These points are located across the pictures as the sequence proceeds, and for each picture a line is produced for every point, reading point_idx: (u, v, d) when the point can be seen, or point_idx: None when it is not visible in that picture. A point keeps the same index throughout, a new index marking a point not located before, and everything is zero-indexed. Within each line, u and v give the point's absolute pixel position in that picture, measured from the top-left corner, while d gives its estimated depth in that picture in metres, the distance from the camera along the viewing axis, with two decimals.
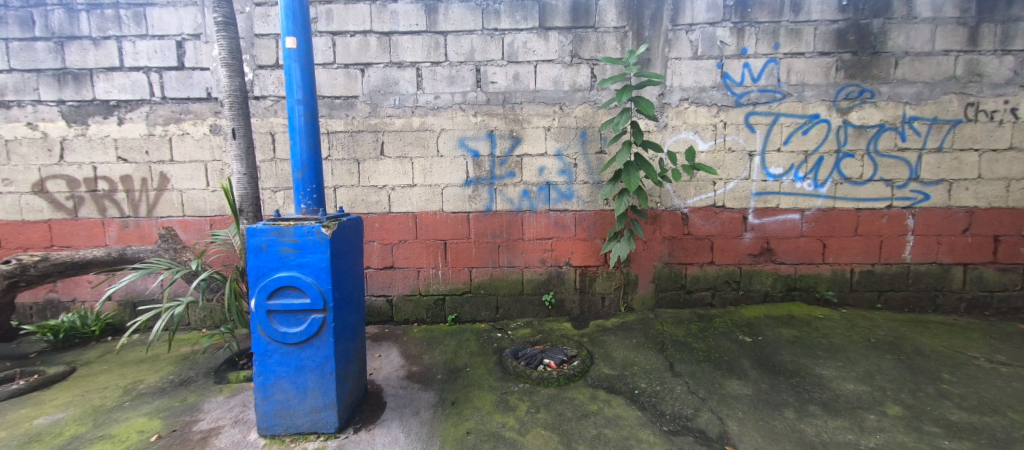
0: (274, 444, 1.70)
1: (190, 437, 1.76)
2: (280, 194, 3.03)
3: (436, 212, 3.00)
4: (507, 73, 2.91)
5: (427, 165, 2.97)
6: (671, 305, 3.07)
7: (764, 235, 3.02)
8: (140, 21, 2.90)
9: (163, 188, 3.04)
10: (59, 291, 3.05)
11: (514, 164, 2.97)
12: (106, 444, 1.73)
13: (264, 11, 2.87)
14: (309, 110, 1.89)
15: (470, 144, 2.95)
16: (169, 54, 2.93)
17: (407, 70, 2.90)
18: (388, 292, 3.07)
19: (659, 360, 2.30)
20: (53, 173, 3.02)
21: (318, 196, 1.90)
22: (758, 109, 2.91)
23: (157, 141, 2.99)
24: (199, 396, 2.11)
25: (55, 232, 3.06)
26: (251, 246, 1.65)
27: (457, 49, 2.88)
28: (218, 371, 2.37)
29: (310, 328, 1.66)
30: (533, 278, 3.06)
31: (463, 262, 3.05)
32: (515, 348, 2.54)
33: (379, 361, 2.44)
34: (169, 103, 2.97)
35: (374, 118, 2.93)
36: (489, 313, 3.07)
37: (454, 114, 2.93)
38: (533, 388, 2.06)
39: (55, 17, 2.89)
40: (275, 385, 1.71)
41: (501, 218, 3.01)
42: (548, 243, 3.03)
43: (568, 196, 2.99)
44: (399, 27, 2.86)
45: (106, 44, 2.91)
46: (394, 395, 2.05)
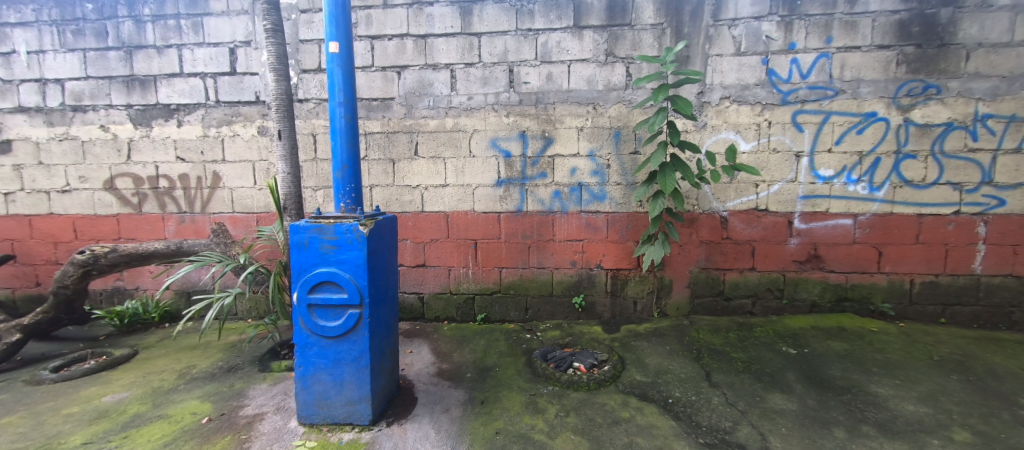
0: (313, 432, 1.77)
1: (237, 421, 1.86)
2: (320, 193, 3.16)
3: (467, 212, 3.03)
4: (540, 73, 2.89)
5: (459, 166, 3.00)
6: (708, 312, 2.96)
7: (812, 241, 2.84)
8: (198, 30, 3.11)
9: (216, 186, 3.25)
10: (124, 280, 3.32)
11: (546, 165, 2.95)
12: (164, 424, 1.87)
13: (309, 17, 3.01)
14: (349, 112, 1.95)
15: (502, 144, 2.96)
16: (222, 60, 3.12)
17: (442, 72, 2.95)
18: (420, 289, 3.13)
19: (695, 369, 2.21)
20: (121, 171, 3.29)
21: (356, 195, 1.96)
22: (807, 107, 2.75)
23: (211, 142, 3.20)
24: (245, 382, 2.24)
25: (122, 225, 3.34)
26: (294, 242, 1.73)
27: (491, 50, 2.90)
28: (262, 360, 2.50)
29: (347, 323, 1.72)
30: (563, 280, 3.03)
31: (493, 262, 3.06)
32: (545, 350, 2.52)
33: (410, 357, 2.50)
34: (222, 106, 3.17)
35: (410, 119, 3.00)
36: (518, 314, 3.07)
37: (486, 115, 2.95)
38: (563, 391, 2.04)
39: (125, 28, 3.15)
40: (314, 376, 1.78)
41: (532, 219, 3.00)
42: (579, 245, 2.99)
43: (600, 198, 2.94)
44: (434, 29, 2.91)
45: (168, 52, 3.14)
46: (425, 391, 2.09)
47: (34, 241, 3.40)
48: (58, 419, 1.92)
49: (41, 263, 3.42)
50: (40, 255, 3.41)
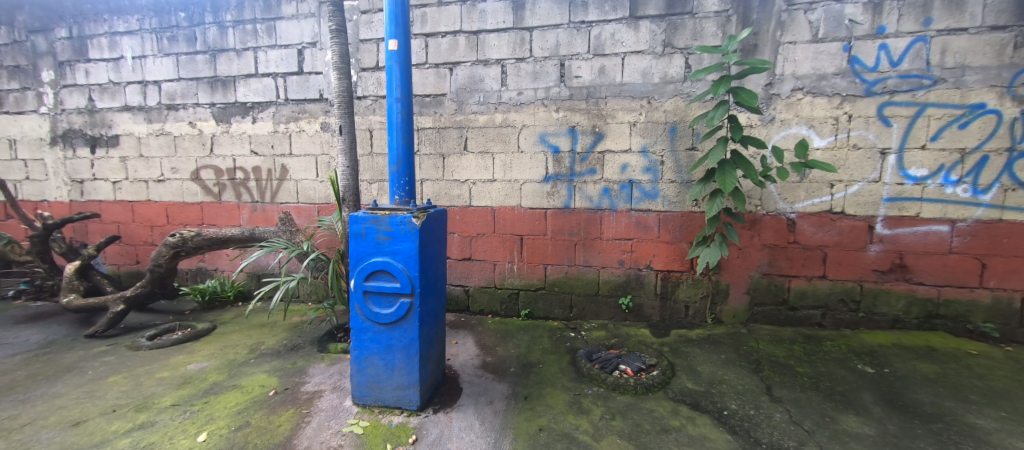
0: (366, 412, 1.87)
1: (299, 396, 2.01)
2: (375, 186, 3.31)
3: (514, 208, 3.03)
4: (592, 67, 2.82)
5: (508, 161, 3.01)
6: (769, 322, 2.75)
7: (897, 249, 2.54)
8: (271, 33, 3.36)
9: (283, 178, 3.51)
10: (206, 261, 3.70)
11: (595, 161, 2.88)
12: (237, 393, 2.06)
13: (368, 18, 3.15)
14: (405, 107, 2.02)
15: (551, 140, 2.93)
16: (292, 61, 3.36)
17: (493, 68, 2.97)
18: (466, 282, 3.20)
19: (753, 381, 2.06)
20: (205, 164, 3.65)
21: (409, 188, 2.02)
22: (897, 98, 2.45)
23: (280, 137, 3.46)
24: (306, 361, 2.41)
25: (205, 212, 3.71)
26: (352, 232, 1.82)
27: (543, 44, 2.87)
28: (320, 341, 2.67)
29: (399, 311, 1.78)
30: (610, 279, 2.95)
31: (539, 258, 3.05)
32: (590, 349, 2.47)
33: (456, 348, 2.56)
34: (290, 104, 3.41)
35: (460, 115, 3.05)
36: (562, 312, 3.04)
37: (536, 110, 2.93)
38: (608, 394, 1.99)
39: (210, 33, 3.47)
40: (367, 360, 1.87)
41: (579, 216, 2.95)
42: (627, 244, 2.90)
43: (652, 196, 2.82)
44: (487, 25, 2.93)
45: (246, 55, 3.43)
46: (470, 382, 2.13)
47: (135, 224, 3.88)
48: (152, 382, 2.18)
49: (140, 244, 3.90)
50: (140, 236, 3.89)
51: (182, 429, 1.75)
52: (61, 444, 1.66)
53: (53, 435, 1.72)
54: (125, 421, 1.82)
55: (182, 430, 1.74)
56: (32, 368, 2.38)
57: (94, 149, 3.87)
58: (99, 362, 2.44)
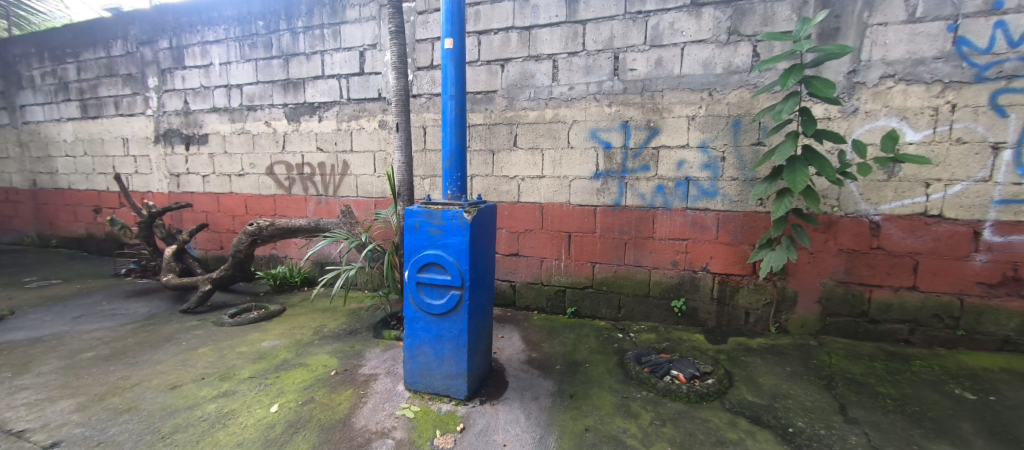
0: (417, 398, 1.95)
1: (357, 378, 2.15)
2: (428, 181, 3.44)
3: (563, 204, 3.01)
4: (648, 58, 2.71)
5: (557, 157, 2.98)
6: (843, 335, 2.50)
7: (1010, 259, 2.20)
8: (337, 37, 3.58)
9: (345, 173, 3.74)
10: (278, 249, 4.05)
11: (649, 157, 2.77)
12: (304, 370, 2.24)
13: (424, 18, 3.26)
14: (459, 104, 2.06)
15: (602, 135, 2.86)
16: (354, 63, 3.56)
17: (544, 63, 2.95)
18: (513, 278, 3.23)
19: (824, 399, 1.89)
20: (278, 159, 3.99)
21: (461, 183, 2.07)
22: (1016, 84, 2.10)
23: (343, 135, 3.69)
24: (363, 345, 2.57)
25: (277, 204, 4.06)
26: (407, 224, 1.90)
27: (596, 37, 2.80)
28: (375, 328, 2.83)
29: (449, 303, 1.84)
30: (662, 281, 2.83)
31: (586, 256, 3.00)
32: (638, 352, 2.40)
33: (502, 342, 2.60)
34: (352, 103, 3.62)
35: (510, 111, 3.07)
36: (610, 312, 2.97)
37: (587, 105, 2.87)
38: (658, 399, 1.92)
39: (284, 39, 3.77)
40: (419, 348, 1.95)
41: (630, 214, 2.85)
42: (682, 245, 2.76)
43: (711, 194, 2.65)
44: (539, 20, 2.92)
45: (314, 58, 3.69)
46: (516, 377, 2.15)
47: (220, 214, 4.34)
48: (233, 355, 2.43)
49: (224, 231, 4.36)
50: (224, 225, 4.34)
51: (257, 399, 1.94)
52: (162, 404, 1.91)
53: (156, 395, 1.98)
54: (212, 389, 2.05)
55: (257, 400, 1.93)
56: (139, 336, 2.75)
57: (188, 146, 4.38)
58: (191, 335, 2.77)
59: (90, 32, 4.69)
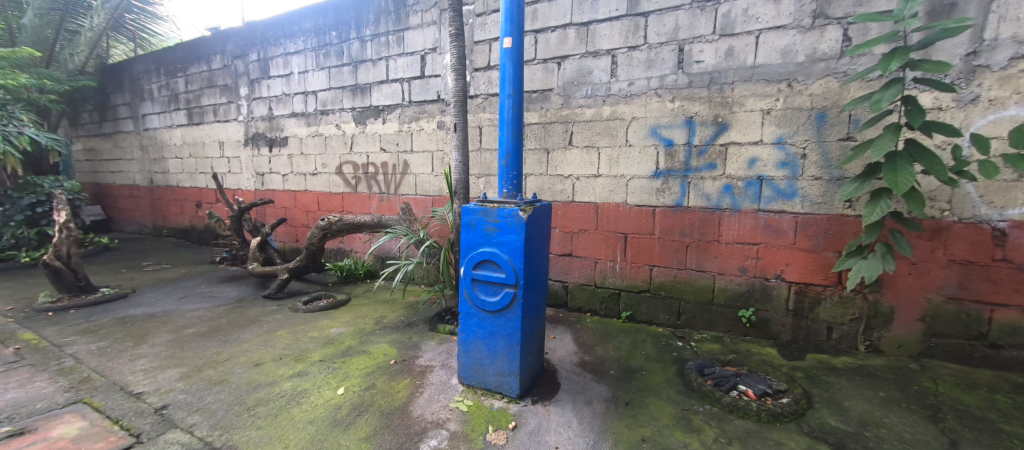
0: (470, 392, 1.99)
1: (414, 368, 2.24)
2: (483, 180, 3.50)
3: (619, 205, 2.91)
4: (717, 49, 2.53)
5: (614, 156, 2.89)
6: (952, 359, 2.16)
7: None
8: (400, 43, 3.77)
9: (405, 172, 3.93)
10: (345, 243, 4.36)
11: (716, 155, 2.58)
12: (366, 357, 2.38)
13: (483, 20, 3.32)
14: (516, 103, 2.06)
15: (664, 132, 2.72)
16: (416, 66, 3.72)
17: (602, 59, 2.86)
18: (566, 278, 3.20)
19: (929, 432, 1.63)
20: (346, 160, 4.29)
21: (517, 182, 2.07)
22: None
23: (404, 136, 3.88)
24: (420, 337, 2.68)
25: (344, 201, 4.37)
26: (464, 222, 1.93)
27: (659, 29, 2.67)
28: (431, 321, 2.94)
29: (504, 300, 1.85)
30: (727, 288, 2.64)
31: (643, 259, 2.87)
32: (700, 362, 2.25)
33: (554, 342, 2.57)
34: (413, 105, 3.79)
35: (566, 109, 3.02)
36: (669, 318, 2.82)
37: (648, 101, 2.74)
38: (724, 415, 1.78)
39: (354, 48, 4.04)
40: (473, 343, 1.99)
41: (693, 215, 2.68)
42: (752, 249, 2.55)
43: (788, 195, 2.42)
44: (599, 15, 2.84)
45: (380, 64, 3.91)
46: (568, 379, 2.11)
47: (296, 210, 4.76)
48: (305, 339, 2.65)
49: (299, 225, 4.77)
50: (299, 220, 4.76)
51: (326, 381, 2.09)
52: (247, 379, 2.12)
53: (243, 371, 2.21)
54: (288, 368, 2.24)
55: (326, 382, 2.08)
56: (230, 317, 3.10)
57: (271, 148, 4.85)
58: (272, 318, 3.06)
59: (195, 49, 5.37)
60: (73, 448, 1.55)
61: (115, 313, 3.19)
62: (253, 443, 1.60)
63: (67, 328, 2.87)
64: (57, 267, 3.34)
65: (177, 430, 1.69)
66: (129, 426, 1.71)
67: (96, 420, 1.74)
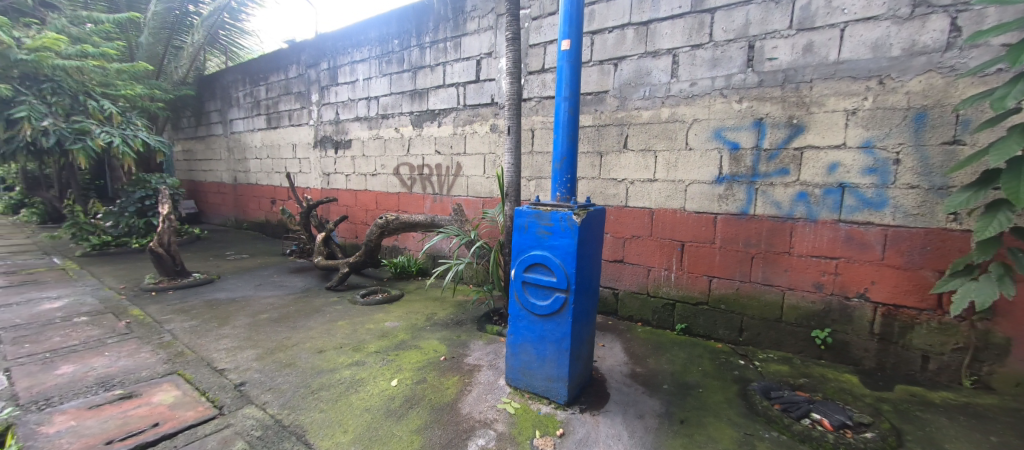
0: (517, 395, 1.99)
1: (463, 366, 2.28)
2: (533, 183, 3.50)
3: (676, 211, 2.77)
4: (793, 44, 2.33)
5: (672, 160, 2.76)
6: None
7: None
8: (458, 49, 3.89)
9: (458, 174, 4.04)
10: (399, 241, 4.57)
11: (789, 159, 2.37)
12: (417, 352, 2.47)
13: (539, 23, 3.33)
14: (572, 106, 2.04)
15: (729, 135, 2.55)
16: (471, 71, 3.81)
17: (662, 59, 2.75)
18: (616, 285, 3.11)
19: None
20: (403, 162, 4.50)
21: (571, 185, 2.04)
22: None
23: (458, 139, 3.98)
24: (468, 336, 2.73)
25: (400, 201, 4.58)
26: (517, 224, 1.94)
27: (726, 26, 2.52)
28: (479, 321, 2.99)
29: (554, 305, 1.83)
30: (798, 305, 2.42)
31: (702, 269, 2.71)
32: (766, 384, 2.07)
33: (603, 350, 2.50)
34: (468, 109, 3.88)
35: (622, 111, 2.94)
36: (729, 334, 2.64)
37: (712, 101, 2.59)
38: (793, 444, 1.62)
39: (414, 54, 4.23)
40: (521, 346, 1.99)
41: (760, 224, 2.49)
42: (830, 264, 2.31)
43: (875, 205, 2.16)
44: (659, 13, 2.73)
45: (437, 69, 4.05)
46: (618, 389, 2.04)
47: (357, 208, 5.06)
48: (363, 330, 2.80)
49: (359, 223, 5.07)
50: (359, 217, 5.06)
51: (381, 372, 2.19)
52: (312, 364, 2.29)
53: (308, 356, 2.39)
54: (347, 357, 2.39)
55: (381, 373, 2.19)
56: (297, 305, 3.36)
57: (337, 150, 5.21)
58: (334, 309, 3.28)
59: (275, 60, 5.91)
60: (170, 414, 1.75)
61: (204, 296, 3.58)
62: (316, 425, 1.71)
63: (166, 307, 3.27)
64: (160, 253, 3.83)
65: (252, 406, 1.85)
66: (213, 399, 1.90)
67: (187, 391, 1.96)
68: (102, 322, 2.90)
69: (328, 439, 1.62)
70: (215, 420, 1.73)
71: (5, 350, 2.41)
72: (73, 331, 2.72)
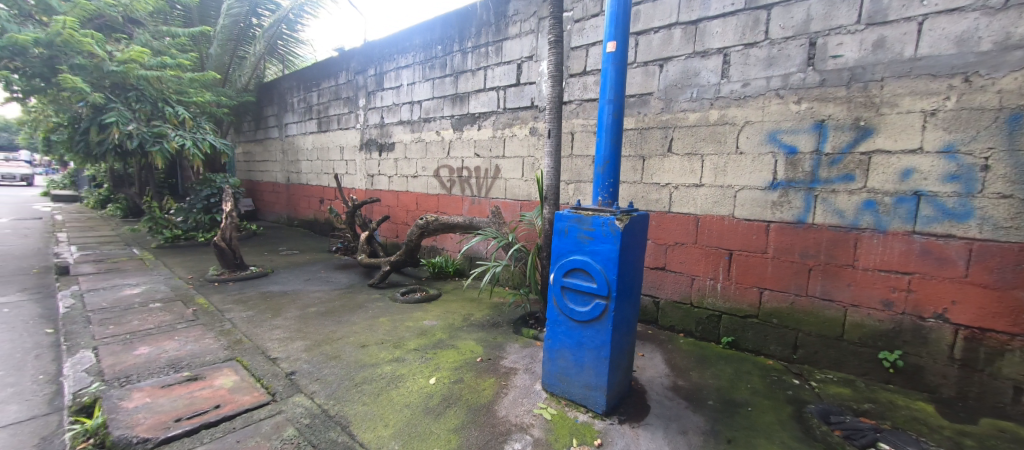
0: (554, 401, 1.96)
1: (499, 368, 2.29)
2: (572, 186, 3.46)
3: (724, 218, 2.64)
4: (861, 40, 2.15)
5: (721, 164, 2.63)
6: None
7: None
8: (499, 53, 3.93)
9: (496, 177, 4.07)
10: (438, 241, 4.68)
11: (854, 164, 2.20)
12: (454, 351, 2.51)
13: (582, 25, 3.30)
14: (617, 109, 2.00)
15: (785, 138, 2.40)
16: (512, 74, 3.84)
17: (712, 59, 2.64)
18: (658, 293, 3.00)
19: None
20: (443, 164, 4.60)
21: (613, 189, 2.00)
22: None
23: (498, 142, 4.02)
24: (504, 338, 2.74)
25: (440, 203, 4.69)
26: (557, 228, 1.92)
27: (784, 22, 2.37)
28: (515, 324, 2.99)
29: (594, 311, 1.79)
30: (863, 323, 2.22)
31: (751, 279, 2.57)
32: (824, 408, 1.92)
33: (643, 360, 2.42)
34: (508, 112, 3.91)
35: (667, 113, 2.85)
36: (781, 350, 2.47)
37: (766, 102, 2.45)
38: None
39: (456, 59, 4.33)
40: (559, 351, 1.96)
41: (819, 234, 2.32)
42: (901, 280, 2.10)
43: (958, 216, 1.95)
44: (709, 11, 2.63)
45: (479, 73, 4.12)
46: (659, 402, 1.96)
47: (398, 208, 5.24)
48: (402, 328, 2.88)
49: (400, 223, 5.24)
50: (400, 218, 5.23)
51: (420, 370, 2.24)
52: (355, 357, 2.38)
53: (352, 350, 2.49)
54: (388, 353, 2.46)
55: (420, 370, 2.24)
56: (342, 301, 3.52)
57: (381, 152, 5.42)
58: (375, 305, 3.40)
59: (327, 68, 6.25)
60: (229, 397, 1.89)
61: (259, 288, 3.84)
62: (359, 417, 1.78)
63: (227, 297, 3.53)
64: (222, 247, 4.15)
65: (301, 395, 1.96)
66: (267, 385, 2.03)
67: (245, 377, 2.10)
68: (173, 309, 3.17)
69: (370, 432, 1.68)
70: (268, 406, 1.84)
71: (94, 330, 2.70)
72: (149, 316, 3.00)
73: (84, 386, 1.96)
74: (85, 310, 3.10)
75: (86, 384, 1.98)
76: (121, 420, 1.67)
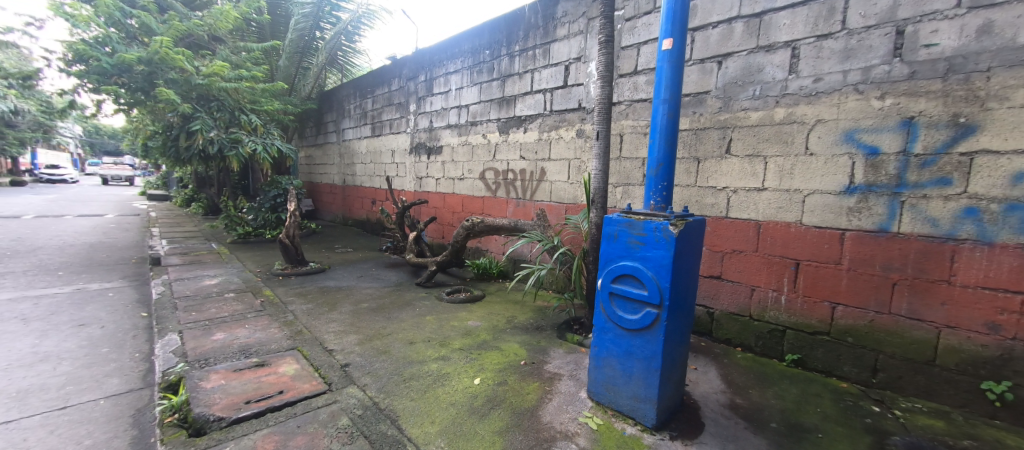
0: (600, 410, 1.90)
1: (543, 373, 2.26)
2: (620, 189, 3.36)
3: (790, 225, 2.44)
4: (961, 26, 1.90)
5: (787, 166, 2.44)
6: None
7: None
8: (547, 55, 3.92)
9: (542, 179, 4.06)
10: (482, 243, 4.75)
11: (951, 166, 1.93)
12: (498, 353, 2.52)
13: (633, 24, 3.20)
14: (671, 109, 1.91)
15: (864, 138, 2.17)
16: (559, 76, 3.81)
17: (779, 53, 2.45)
18: (713, 304, 2.84)
19: None
20: (489, 167, 4.66)
21: (667, 193, 1.91)
22: None
23: (543, 144, 4.00)
24: (548, 343, 2.71)
25: (485, 205, 4.75)
26: (606, 233, 1.87)
27: (864, 10, 2.15)
28: (559, 329, 2.95)
29: (644, 320, 1.72)
30: (960, 348, 1.95)
31: (822, 293, 2.34)
32: (910, 441, 1.70)
33: (696, 374, 2.29)
34: (554, 114, 3.88)
35: (725, 113, 2.68)
36: (857, 372, 2.23)
37: (843, 99, 2.23)
38: None
39: (504, 63, 4.37)
40: (606, 360, 1.90)
41: (906, 244, 2.06)
42: (1011, 300, 1.82)
43: None
44: (776, 3, 2.45)
45: (526, 76, 4.13)
46: (715, 420, 1.84)
47: (445, 210, 5.38)
48: (448, 327, 2.94)
49: (446, 224, 5.38)
50: (446, 219, 5.37)
51: (464, 370, 2.27)
52: (403, 353, 2.47)
53: (400, 346, 2.58)
54: (434, 351, 2.53)
55: (464, 370, 2.27)
56: (392, 298, 3.67)
57: (429, 155, 5.60)
58: (422, 303, 3.51)
59: (381, 75, 6.57)
60: (291, 384, 2.02)
61: (317, 283, 4.11)
62: (408, 412, 1.84)
63: (289, 290, 3.81)
64: (287, 243, 4.48)
65: (354, 386, 2.05)
66: (324, 375, 2.15)
67: (304, 365, 2.24)
68: (244, 299, 3.48)
69: (417, 427, 1.72)
70: (325, 395, 1.95)
71: (180, 316, 3.01)
72: (224, 304, 3.31)
73: (171, 365, 2.20)
74: (173, 297, 3.47)
75: (173, 363, 2.21)
76: (200, 399, 1.84)
